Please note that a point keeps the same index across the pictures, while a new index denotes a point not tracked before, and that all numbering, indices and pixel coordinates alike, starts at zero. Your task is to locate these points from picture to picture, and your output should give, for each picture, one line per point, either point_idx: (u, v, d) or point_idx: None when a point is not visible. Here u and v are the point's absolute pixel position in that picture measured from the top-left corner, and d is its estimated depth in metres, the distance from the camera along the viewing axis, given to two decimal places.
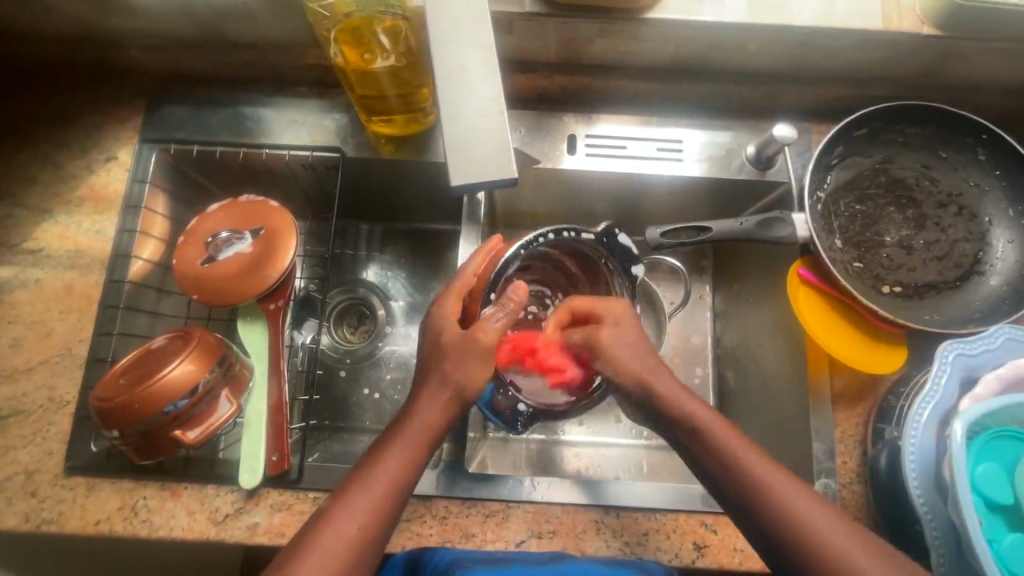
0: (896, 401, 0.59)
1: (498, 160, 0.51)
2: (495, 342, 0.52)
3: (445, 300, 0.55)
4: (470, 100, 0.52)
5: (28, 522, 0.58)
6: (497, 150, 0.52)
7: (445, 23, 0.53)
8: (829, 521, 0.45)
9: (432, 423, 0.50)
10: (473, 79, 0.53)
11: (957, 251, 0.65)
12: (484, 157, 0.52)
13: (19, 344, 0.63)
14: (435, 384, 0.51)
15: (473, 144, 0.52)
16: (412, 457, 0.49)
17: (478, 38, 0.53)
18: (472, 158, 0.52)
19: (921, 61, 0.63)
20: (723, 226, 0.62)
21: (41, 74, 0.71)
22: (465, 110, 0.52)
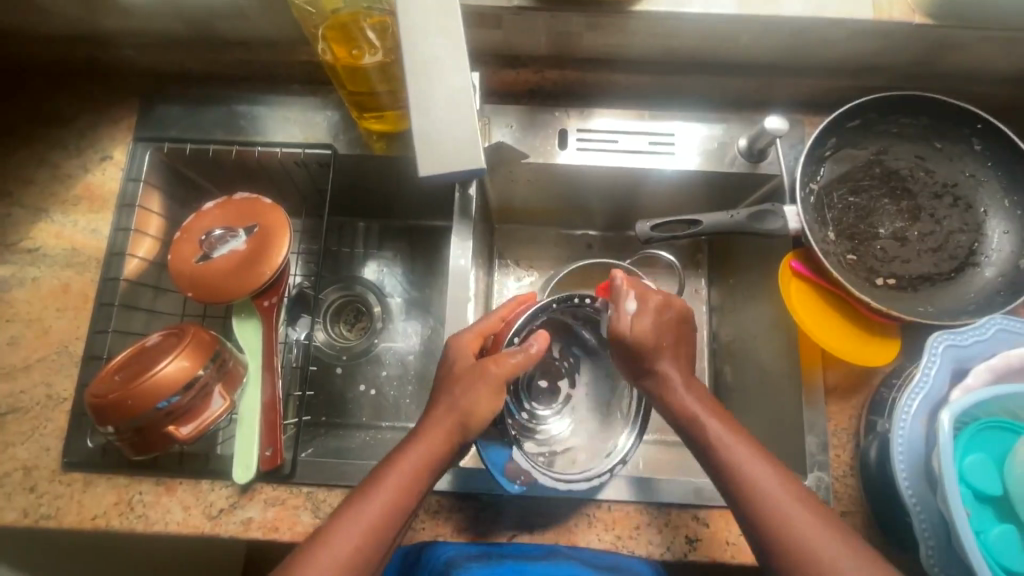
0: (888, 393, 0.58)
1: (467, 147, 0.51)
2: (506, 376, 0.51)
3: (466, 335, 0.56)
4: (441, 89, 0.51)
5: (27, 517, 0.59)
6: (465, 137, 0.51)
7: (416, 13, 0.52)
8: (784, 489, 0.47)
9: (428, 454, 0.49)
10: (445, 67, 0.52)
11: (952, 243, 0.64)
12: (453, 145, 0.51)
13: (17, 342, 0.64)
14: (440, 411, 0.51)
15: (443, 131, 0.51)
16: (410, 489, 0.48)
17: (446, 24, 0.52)
18: (440, 147, 0.51)
19: (915, 51, 0.63)
20: (714, 219, 0.62)
21: (35, 74, 0.72)
22: (435, 99, 0.51)
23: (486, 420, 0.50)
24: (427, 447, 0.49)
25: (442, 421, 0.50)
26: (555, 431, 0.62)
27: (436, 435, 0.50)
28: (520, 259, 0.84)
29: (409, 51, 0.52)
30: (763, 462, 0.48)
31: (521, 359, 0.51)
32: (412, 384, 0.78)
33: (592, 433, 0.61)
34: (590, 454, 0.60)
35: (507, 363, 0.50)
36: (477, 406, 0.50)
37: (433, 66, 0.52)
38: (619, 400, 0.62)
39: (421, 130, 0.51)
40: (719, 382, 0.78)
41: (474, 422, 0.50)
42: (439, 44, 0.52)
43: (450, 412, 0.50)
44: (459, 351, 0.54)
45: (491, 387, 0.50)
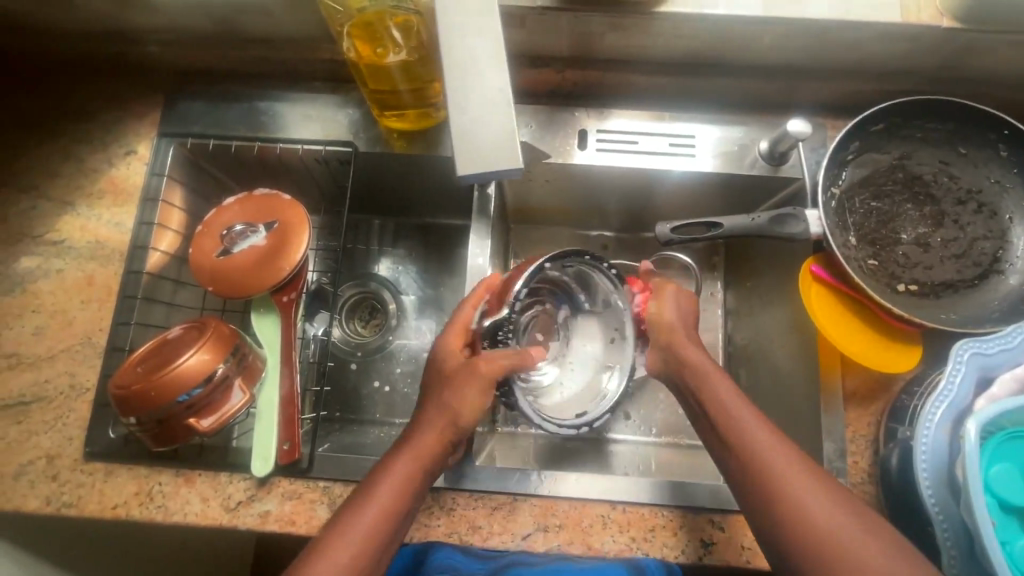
0: (910, 400, 0.58)
1: (504, 146, 0.50)
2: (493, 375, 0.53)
3: (450, 332, 0.57)
4: (480, 89, 0.51)
5: (49, 504, 0.60)
6: (503, 138, 0.50)
7: (455, 17, 0.51)
8: (796, 468, 0.47)
9: (424, 453, 0.51)
10: (483, 70, 0.51)
11: (976, 249, 0.64)
12: (491, 143, 0.50)
13: (41, 333, 0.65)
14: (434, 410, 0.53)
15: (481, 132, 0.50)
16: (407, 488, 0.50)
17: (485, 27, 0.51)
18: (478, 146, 0.50)
19: (942, 55, 0.62)
20: (734, 222, 0.62)
21: (62, 69, 0.73)
22: (473, 101, 0.50)
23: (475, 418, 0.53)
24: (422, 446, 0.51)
25: (435, 420, 0.52)
26: (545, 378, 0.66)
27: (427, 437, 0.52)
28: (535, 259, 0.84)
29: (448, 52, 0.51)
30: (786, 465, 0.47)
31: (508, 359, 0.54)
32: None
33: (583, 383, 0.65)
34: (575, 403, 0.64)
35: (496, 363, 0.53)
36: (467, 402, 0.52)
37: (470, 69, 0.51)
38: (607, 351, 0.66)
39: (460, 129, 0.50)
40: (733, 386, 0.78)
41: (465, 421, 0.52)
42: (478, 47, 0.51)
43: (441, 413, 0.53)
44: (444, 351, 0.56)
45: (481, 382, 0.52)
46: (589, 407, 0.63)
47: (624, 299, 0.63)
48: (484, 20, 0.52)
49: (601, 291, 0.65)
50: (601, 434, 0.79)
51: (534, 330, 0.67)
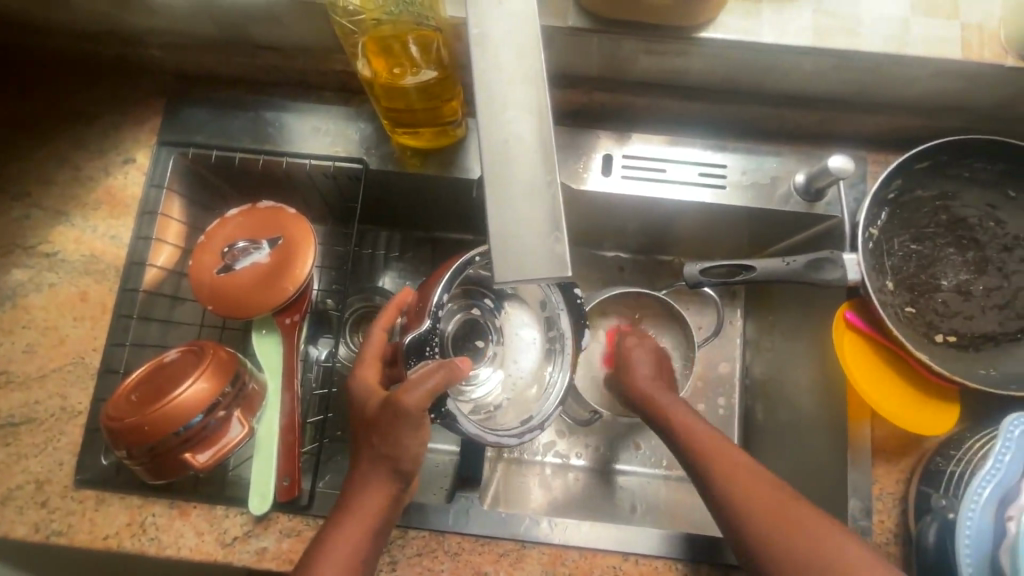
0: (945, 465, 0.54)
1: (552, 244, 0.35)
2: (422, 405, 0.48)
3: (365, 368, 0.54)
4: (521, 157, 0.36)
5: (38, 532, 0.58)
6: (549, 233, 0.35)
7: (495, 41, 0.37)
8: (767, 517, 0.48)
9: (371, 507, 0.49)
10: (529, 146, 0.36)
11: (1020, 300, 0.60)
12: (535, 241, 0.35)
13: (32, 351, 0.62)
14: (366, 462, 0.49)
15: (523, 230, 0.35)
16: (355, 552, 0.48)
17: (530, 87, 0.37)
18: (517, 248, 0.35)
19: (1001, 94, 0.58)
20: (767, 265, 0.58)
21: (58, 68, 0.69)
22: (516, 187, 0.36)
23: (416, 459, 0.50)
24: (366, 498, 0.49)
25: (372, 474, 0.49)
26: (484, 388, 0.60)
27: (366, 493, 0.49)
28: None
29: (486, 123, 0.36)
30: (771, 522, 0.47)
31: (428, 386, 0.47)
32: None
33: (524, 383, 0.59)
34: (526, 402, 0.58)
35: (418, 393, 0.47)
36: (402, 447, 0.48)
37: (510, 145, 0.36)
38: (546, 343, 0.60)
39: (496, 226, 0.35)
40: (750, 421, 0.75)
41: (407, 465, 0.49)
42: (522, 117, 0.37)
43: (378, 465, 0.49)
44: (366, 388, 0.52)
45: (411, 421, 0.48)
46: (535, 408, 0.57)
47: (559, 296, 0.58)
48: (530, 76, 0.37)
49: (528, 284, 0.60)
50: (609, 465, 0.76)
51: (467, 339, 0.62)
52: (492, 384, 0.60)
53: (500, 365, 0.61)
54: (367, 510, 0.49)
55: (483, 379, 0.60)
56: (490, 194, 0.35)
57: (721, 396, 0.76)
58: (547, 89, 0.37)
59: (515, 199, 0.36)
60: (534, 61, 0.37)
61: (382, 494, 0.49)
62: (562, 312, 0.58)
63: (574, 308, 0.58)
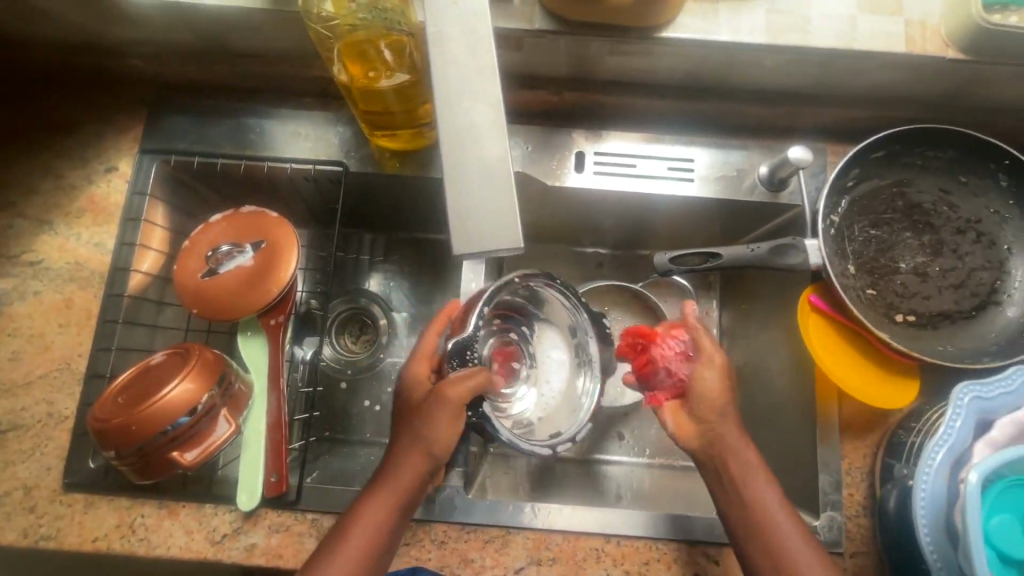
0: (906, 436, 0.57)
1: (505, 221, 0.38)
2: (461, 400, 0.51)
3: (417, 362, 0.56)
4: (475, 141, 0.39)
5: (27, 538, 0.58)
6: (503, 211, 0.39)
7: (453, 41, 0.40)
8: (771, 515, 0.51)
9: (400, 489, 0.52)
10: (484, 134, 0.39)
11: (974, 280, 0.63)
12: (491, 219, 0.39)
13: (18, 358, 0.63)
14: (405, 444, 0.53)
15: (479, 210, 0.39)
16: (378, 533, 0.51)
17: (487, 81, 0.40)
18: (475, 226, 0.39)
19: (945, 85, 0.62)
20: (733, 252, 0.61)
21: (40, 80, 0.70)
22: (473, 170, 0.39)
23: (449, 447, 0.52)
24: (396, 480, 0.52)
25: (407, 457, 0.52)
26: (520, 405, 0.63)
27: (397, 476, 0.52)
28: None
29: (445, 115, 0.39)
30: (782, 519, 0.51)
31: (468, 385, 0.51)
32: None
33: (562, 396, 0.64)
34: (559, 417, 0.62)
35: (462, 387, 0.51)
36: (436, 433, 0.52)
37: (467, 133, 0.39)
38: (576, 363, 0.65)
39: (455, 207, 0.39)
40: (728, 407, 0.77)
41: (438, 450, 0.52)
42: (477, 108, 0.39)
43: (413, 448, 0.52)
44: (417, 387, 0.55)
45: (449, 412, 0.51)
46: (564, 424, 0.61)
47: (588, 320, 0.64)
48: (486, 70, 0.40)
49: (559, 309, 0.65)
50: (593, 455, 0.78)
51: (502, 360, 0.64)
52: (526, 401, 0.64)
53: (533, 385, 0.65)
54: (394, 494, 0.52)
55: (519, 397, 0.64)
56: (447, 176, 0.39)
57: None
58: (498, 81, 0.40)
59: (473, 182, 0.39)
60: (489, 57, 0.40)
61: (412, 477, 0.52)
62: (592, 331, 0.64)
63: (602, 334, 0.64)
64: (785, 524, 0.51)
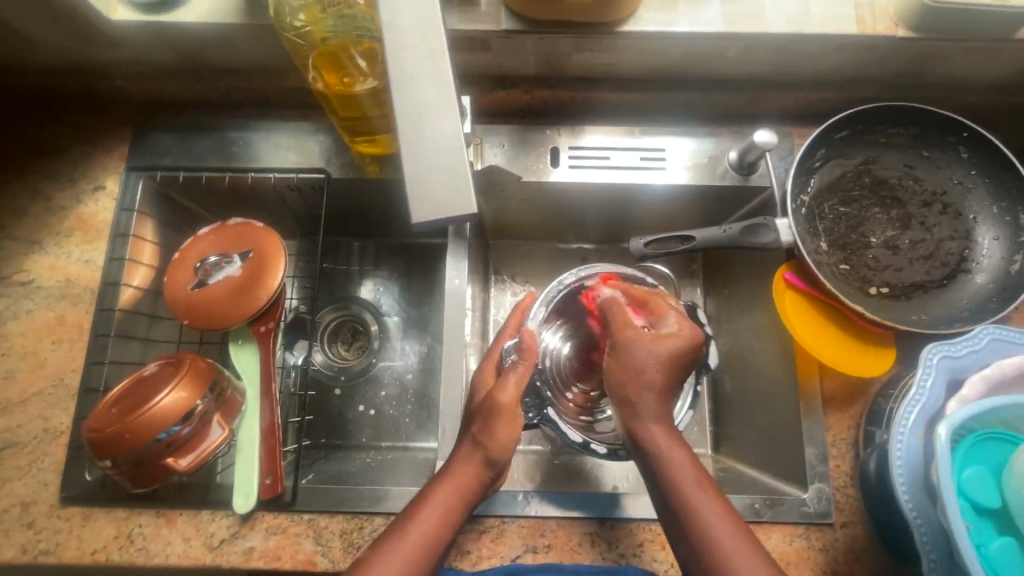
0: (885, 403, 0.59)
1: (462, 187, 0.40)
2: (516, 400, 0.50)
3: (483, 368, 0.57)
4: (429, 116, 0.40)
5: (25, 553, 0.59)
6: (459, 176, 0.40)
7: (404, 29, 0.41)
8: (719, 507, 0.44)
9: (457, 494, 0.48)
10: (436, 107, 0.41)
11: (943, 250, 0.65)
12: (447, 186, 0.40)
13: (12, 377, 0.64)
14: (467, 448, 0.50)
15: (438, 177, 0.40)
16: (433, 541, 0.46)
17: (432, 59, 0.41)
18: (433, 194, 0.40)
19: (899, 62, 0.64)
20: (706, 235, 0.63)
21: (26, 106, 0.72)
22: (428, 141, 0.40)
23: (509, 452, 0.50)
24: (454, 486, 0.48)
25: (466, 462, 0.50)
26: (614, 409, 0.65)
27: (454, 481, 0.49)
28: (516, 274, 0.83)
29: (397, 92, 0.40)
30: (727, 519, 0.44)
31: (523, 370, 0.52)
32: (412, 404, 0.78)
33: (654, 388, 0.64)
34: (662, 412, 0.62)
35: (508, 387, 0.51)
36: (495, 435, 0.49)
37: (421, 109, 0.41)
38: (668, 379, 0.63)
39: (412, 178, 0.40)
40: (717, 392, 0.77)
41: (498, 455, 0.49)
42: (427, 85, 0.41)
43: (474, 452, 0.50)
44: (480, 390, 0.55)
45: (507, 416, 0.50)
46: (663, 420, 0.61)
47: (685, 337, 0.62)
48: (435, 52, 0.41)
49: None
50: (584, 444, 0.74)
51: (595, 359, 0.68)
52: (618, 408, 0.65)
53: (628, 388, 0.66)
54: (455, 498, 0.48)
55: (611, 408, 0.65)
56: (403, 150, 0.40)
57: None
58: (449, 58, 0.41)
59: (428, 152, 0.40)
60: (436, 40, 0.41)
61: (471, 483, 0.49)
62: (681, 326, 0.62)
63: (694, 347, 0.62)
64: (710, 499, 0.44)
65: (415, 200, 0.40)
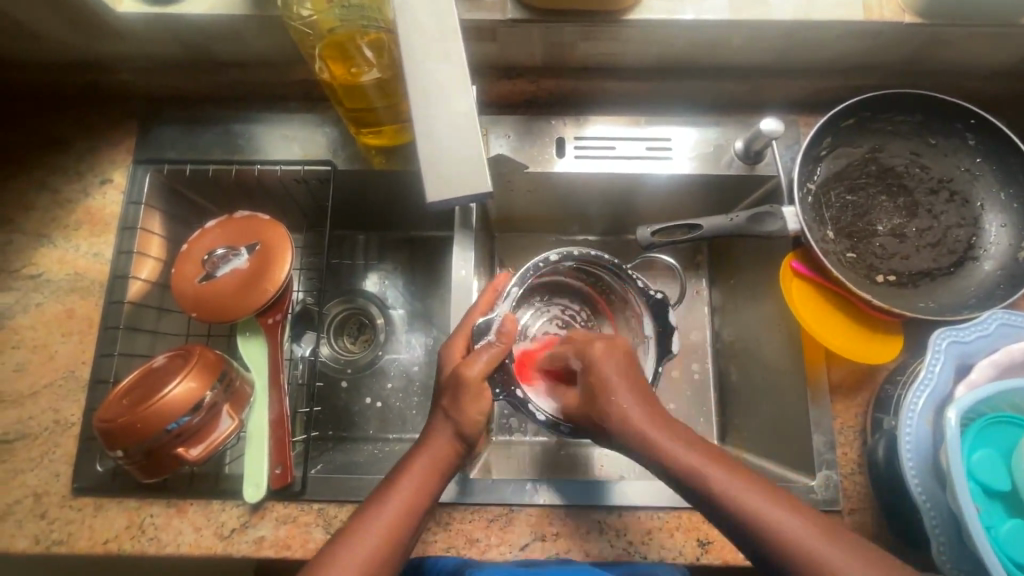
0: (894, 390, 0.59)
1: (474, 165, 0.42)
2: (483, 375, 0.52)
3: (455, 341, 0.56)
4: (445, 101, 0.42)
5: (38, 543, 0.59)
6: (472, 157, 0.42)
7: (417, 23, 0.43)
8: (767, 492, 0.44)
9: (433, 467, 0.50)
10: (450, 89, 0.43)
11: (950, 238, 0.65)
12: (461, 166, 0.42)
13: (23, 369, 0.64)
14: (438, 419, 0.51)
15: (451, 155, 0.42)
16: (409, 512, 0.47)
17: (445, 41, 0.43)
18: (446, 172, 0.42)
19: (906, 50, 0.64)
20: (713, 223, 0.63)
21: (32, 100, 0.72)
22: (442, 123, 0.42)
23: (477, 428, 0.51)
24: (430, 459, 0.50)
25: (440, 435, 0.51)
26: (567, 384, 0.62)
27: (431, 452, 0.50)
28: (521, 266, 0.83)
29: (411, 75, 0.42)
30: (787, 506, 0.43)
31: (497, 349, 0.53)
32: (419, 396, 0.79)
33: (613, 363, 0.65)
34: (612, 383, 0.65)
35: (479, 362, 0.52)
36: (465, 410, 0.50)
37: (434, 89, 0.42)
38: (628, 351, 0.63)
39: (427, 158, 0.42)
40: (723, 382, 0.77)
41: (468, 430, 0.50)
42: (442, 68, 0.43)
43: (445, 425, 0.51)
44: (450, 363, 0.55)
45: (474, 390, 0.51)
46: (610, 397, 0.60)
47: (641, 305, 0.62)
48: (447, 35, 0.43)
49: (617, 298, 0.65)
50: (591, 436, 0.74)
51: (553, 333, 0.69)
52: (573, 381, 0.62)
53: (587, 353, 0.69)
54: (430, 469, 0.49)
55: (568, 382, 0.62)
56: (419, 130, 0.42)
57: (695, 362, 0.79)
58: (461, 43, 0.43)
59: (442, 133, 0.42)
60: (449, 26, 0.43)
61: (446, 456, 0.50)
62: (648, 311, 0.61)
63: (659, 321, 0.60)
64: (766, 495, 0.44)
65: (429, 179, 0.42)
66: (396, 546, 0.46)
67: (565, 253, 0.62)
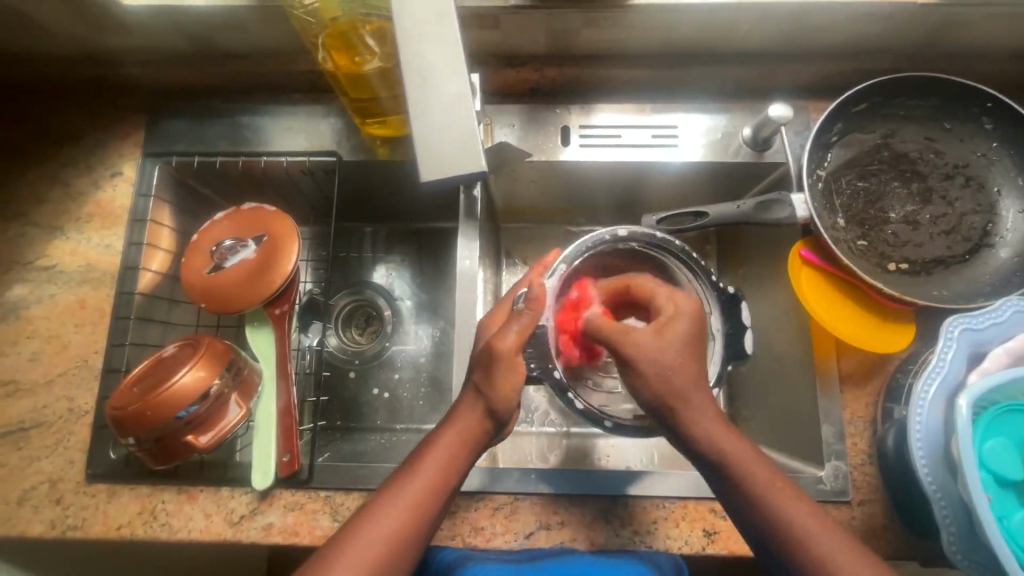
0: (904, 379, 0.58)
1: (467, 147, 0.43)
2: (515, 347, 0.49)
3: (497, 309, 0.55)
4: (438, 84, 0.44)
5: (54, 528, 0.61)
6: (465, 138, 0.44)
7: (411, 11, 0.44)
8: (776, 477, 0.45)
9: (459, 445, 0.49)
10: (442, 71, 0.44)
11: (965, 224, 0.63)
12: (454, 146, 0.43)
13: (37, 358, 0.66)
14: (470, 400, 0.50)
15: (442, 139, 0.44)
16: (432, 493, 0.47)
17: (439, 25, 0.44)
18: (442, 151, 0.43)
19: (919, 32, 0.63)
20: (720, 210, 0.62)
21: (44, 95, 0.73)
22: (432, 105, 0.43)
23: (512, 407, 0.49)
24: (456, 437, 0.49)
25: (468, 412, 0.50)
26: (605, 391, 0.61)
27: (456, 430, 0.50)
28: (527, 257, 0.83)
29: (403, 57, 0.43)
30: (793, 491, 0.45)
31: (528, 319, 0.51)
32: (426, 387, 0.79)
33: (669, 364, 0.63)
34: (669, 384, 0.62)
35: (509, 335, 0.50)
36: (497, 386, 0.49)
37: (427, 71, 0.44)
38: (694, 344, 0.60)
39: (420, 140, 0.44)
40: None
41: (500, 410, 0.49)
42: (435, 52, 0.44)
43: (475, 402, 0.50)
44: (487, 333, 0.53)
45: (509, 364, 0.49)
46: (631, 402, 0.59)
47: (712, 300, 0.59)
48: (440, 18, 0.44)
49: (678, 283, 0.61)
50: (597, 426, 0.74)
51: None
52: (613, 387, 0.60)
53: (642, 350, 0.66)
54: (457, 447, 0.49)
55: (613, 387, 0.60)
56: (413, 113, 0.43)
57: None
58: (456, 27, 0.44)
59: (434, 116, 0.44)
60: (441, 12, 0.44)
61: (473, 434, 0.49)
62: (717, 307, 0.58)
63: (721, 320, 0.58)
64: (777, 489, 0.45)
65: (423, 160, 0.44)
66: (420, 528, 0.46)
67: (636, 233, 0.60)
